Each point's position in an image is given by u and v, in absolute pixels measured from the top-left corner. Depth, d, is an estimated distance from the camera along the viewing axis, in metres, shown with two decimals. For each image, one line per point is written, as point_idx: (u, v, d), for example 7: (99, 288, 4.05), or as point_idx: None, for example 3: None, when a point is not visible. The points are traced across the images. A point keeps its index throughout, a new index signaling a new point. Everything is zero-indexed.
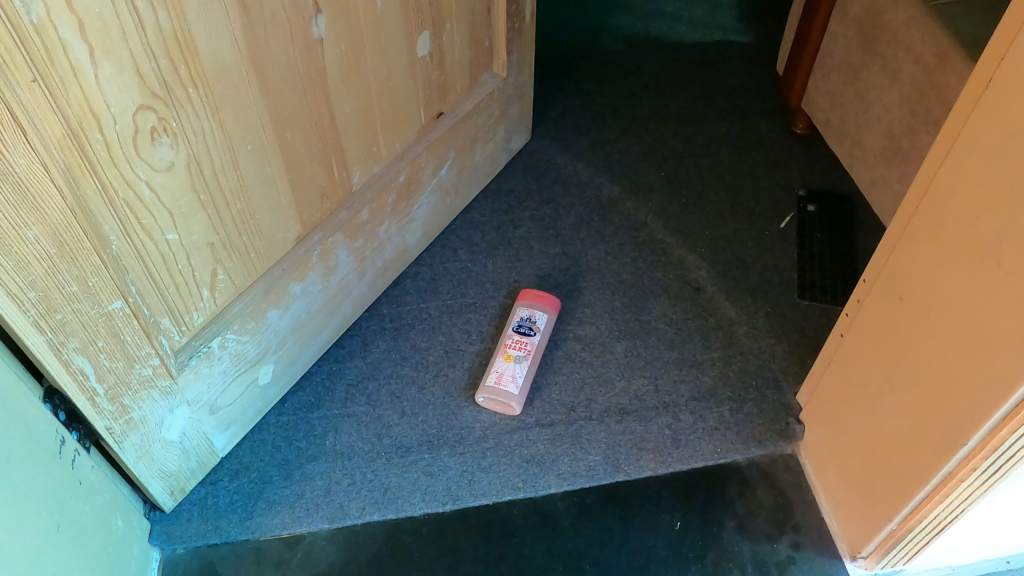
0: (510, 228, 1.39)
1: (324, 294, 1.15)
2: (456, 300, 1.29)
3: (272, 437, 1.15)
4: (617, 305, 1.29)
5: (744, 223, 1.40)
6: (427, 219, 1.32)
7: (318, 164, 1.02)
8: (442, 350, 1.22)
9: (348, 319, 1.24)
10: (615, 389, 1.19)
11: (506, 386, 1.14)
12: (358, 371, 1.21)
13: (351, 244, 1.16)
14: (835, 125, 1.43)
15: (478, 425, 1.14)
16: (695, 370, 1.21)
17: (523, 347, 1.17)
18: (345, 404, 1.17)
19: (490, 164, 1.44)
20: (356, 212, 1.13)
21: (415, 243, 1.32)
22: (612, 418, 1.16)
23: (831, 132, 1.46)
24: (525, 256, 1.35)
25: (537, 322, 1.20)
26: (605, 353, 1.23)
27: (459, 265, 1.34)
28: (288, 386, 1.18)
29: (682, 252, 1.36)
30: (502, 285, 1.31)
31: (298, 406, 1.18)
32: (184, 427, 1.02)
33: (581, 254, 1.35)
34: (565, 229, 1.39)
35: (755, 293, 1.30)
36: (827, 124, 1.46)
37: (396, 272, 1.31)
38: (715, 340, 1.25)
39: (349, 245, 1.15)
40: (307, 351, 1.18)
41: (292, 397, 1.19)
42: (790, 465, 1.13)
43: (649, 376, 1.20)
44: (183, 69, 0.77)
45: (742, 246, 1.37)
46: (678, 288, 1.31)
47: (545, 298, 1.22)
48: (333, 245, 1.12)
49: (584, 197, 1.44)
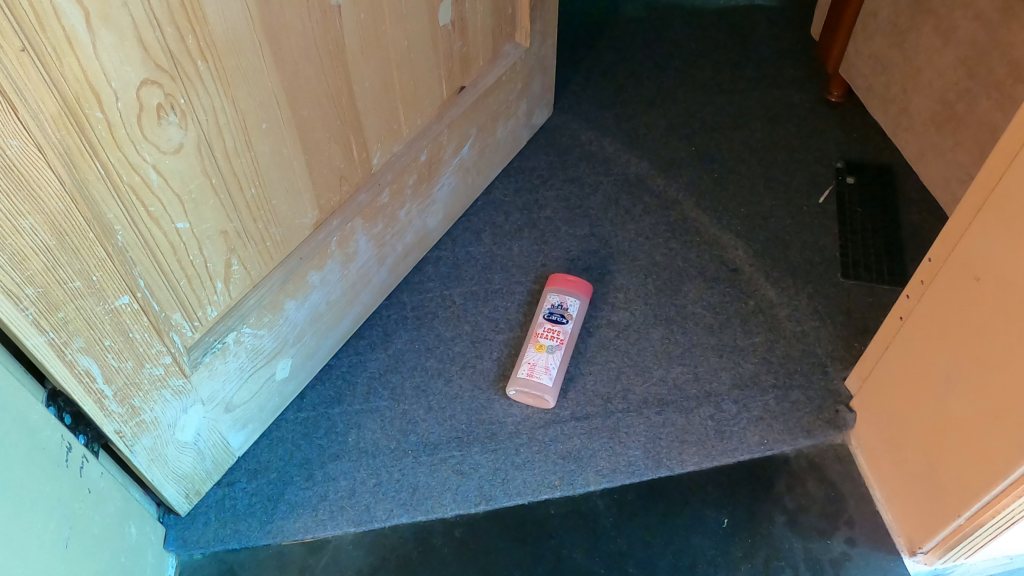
0: (534, 209, 1.31)
1: (344, 282, 1.08)
2: (481, 286, 1.21)
3: (291, 436, 1.08)
4: (651, 288, 1.21)
5: (781, 198, 1.32)
6: (449, 199, 1.24)
7: (336, 144, 0.95)
8: (467, 339, 1.15)
9: (368, 307, 1.17)
10: (652, 379, 1.12)
11: (539, 377, 1.06)
12: (380, 363, 1.14)
13: (372, 228, 1.09)
14: (879, 90, 1.35)
15: (509, 419, 1.07)
16: (737, 356, 1.15)
17: (555, 336, 1.10)
18: (367, 399, 1.11)
19: (512, 141, 1.35)
20: (376, 194, 1.06)
21: (437, 226, 1.24)
22: (651, 409, 1.09)
23: (874, 99, 1.38)
24: (552, 237, 1.27)
25: (569, 309, 1.12)
26: (640, 340, 1.15)
27: (482, 249, 1.26)
28: (307, 381, 1.12)
29: (716, 231, 1.28)
30: (528, 269, 1.23)
31: (317, 401, 1.11)
32: (198, 428, 0.95)
33: (611, 235, 1.28)
34: (592, 209, 1.31)
35: (796, 273, 1.23)
36: (869, 91, 1.38)
37: (417, 256, 1.23)
38: (756, 324, 1.18)
39: (369, 230, 1.08)
40: (326, 343, 1.11)
41: (311, 392, 1.12)
42: (841, 456, 1.07)
43: (689, 364, 1.13)
44: (191, 39, 0.70)
45: (779, 223, 1.29)
46: (713, 269, 1.24)
47: (576, 282, 1.15)
48: (354, 230, 1.05)
49: (611, 174, 1.36)
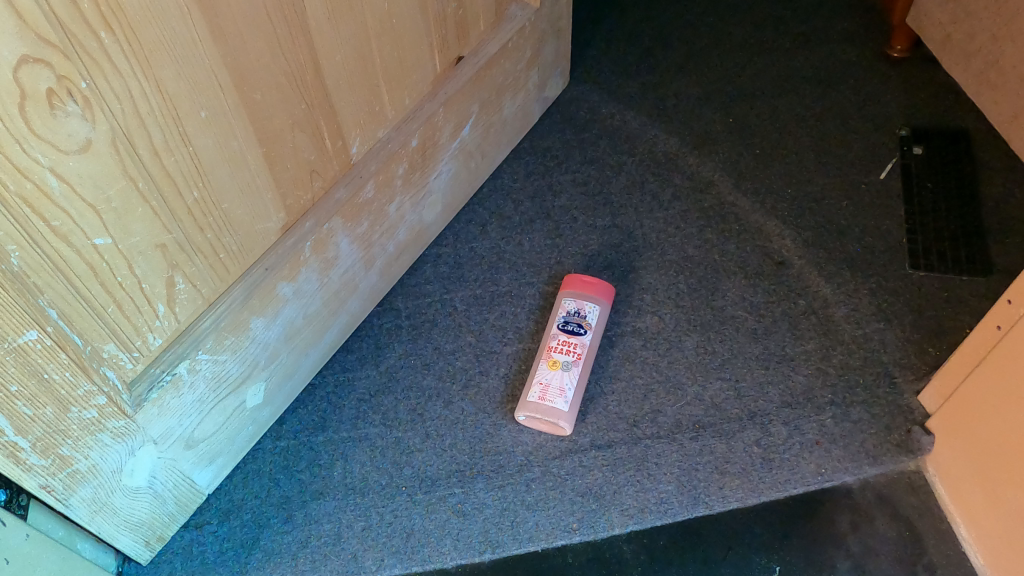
0: (547, 196, 1.12)
1: (324, 291, 0.93)
2: (487, 288, 1.04)
3: (268, 470, 0.94)
4: (684, 288, 1.03)
5: (835, 176, 1.13)
6: (448, 189, 1.07)
7: (302, 131, 0.79)
8: (471, 353, 0.99)
9: (357, 317, 1.01)
10: (686, 399, 0.95)
11: (553, 402, 0.90)
12: (370, 383, 0.98)
13: (356, 228, 0.93)
14: (959, 41, 1.15)
15: (519, 449, 0.92)
16: (785, 369, 0.97)
17: (571, 350, 0.93)
18: (355, 425, 0.96)
19: (522, 118, 1.16)
20: (356, 188, 0.90)
21: (436, 218, 1.07)
22: (685, 435, 0.93)
23: (954, 52, 1.18)
24: (568, 229, 1.08)
25: (587, 317, 0.95)
26: (672, 352, 0.98)
27: (487, 245, 1.08)
28: (287, 405, 0.97)
29: (759, 216, 1.09)
30: (541, 268, 1.05)
31: (297, 427, 0.96)
32: (153, 469, 0.81)
33: (636, 226, 1.08)
34: (614, 193, 1.11)
35: (854, 265, 1.05)
36: (948, 42, 1.18)
37: (414, 255, 1.06)
38: (807, 327, 1.00)
39: (351, 230, 0.92)
40: (308, 361, 0.96)
41: (291, 416, 0.97)
42: (916, 486, 0.90)
43: (729, 379, 0.97)
44: (89, 4, 0.53)
45: (833, 206, 1.10)
46: (756, 262, 1.05)
47: (596, 284, 0.98)
48: (332, 232, 0.89)
49: (635, 153, 1.15)
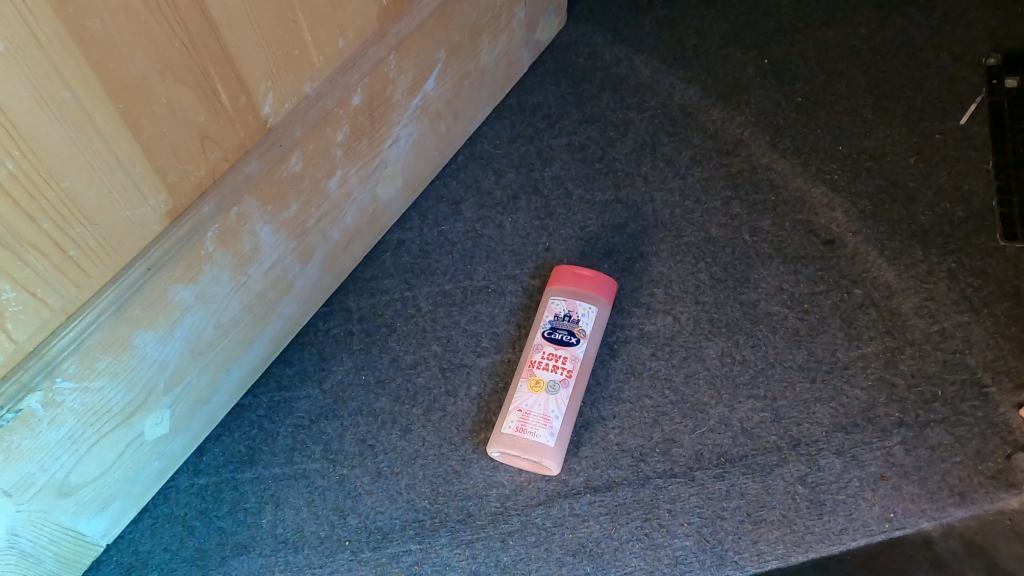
0: (536, 164, 0.90)
1: (242, 293, 0.72)
2: (458, 284, 0.83)
3: (182, 514, 0.75)
4: (705, 278, 0.81)
5: (901, 123, 0.88)
6: (410, 158, 0.85)
7: (177, 82, 0.56)
8: (435, 367, 0.79)
9: (293, 321, 0.80)
10: (707, 424, 0.74)
11: (535, 435, 0.70)
12: (312, 405, 0.79)
13: (281, 212, 0.72)
14: None
15: (493, 494, 0.72)
16: (837, 381, 0.76)
17: (559, 367, 0.72)
18: (291, 458, 0.76)
19: (505, 67, 0.92)
20: (274, 160, 0.68)
21: (397, 195, 0.86)
22: (707, 472, 0.72)
23: None
24: (560, 206, 0.86)
25: (580, 322, 0.74)
26: (690, 362, 0.77)
27: (460, 228, 0.87)
28: (205, 432, 0.77)
29: (801, 182, 0.85)
30: (526, 257, 0.84)
31: (219, 459, 0.77)
32: (11, 528, 0.62)
33: (645, 200, 0.85)
34: (618, 159, 0.88)
35: (926, 240, 0.81)
36: None
37: (368, 243, 0.85)
38: (866, 324, 0.78)
39: (275, 215, 0.71)
40: (230, 380, 0.77)
41: (212, 447, 0.78)
42: (1020, 529, 0.69)
43: (765, 397, 0.75)
44: None
45: (899, 162, 0.85)
46: (797, 241, 0.82)
47: (595, 279, 0.76)
48: (245, 218, 0.68)
49: (646, 107, 0.92)
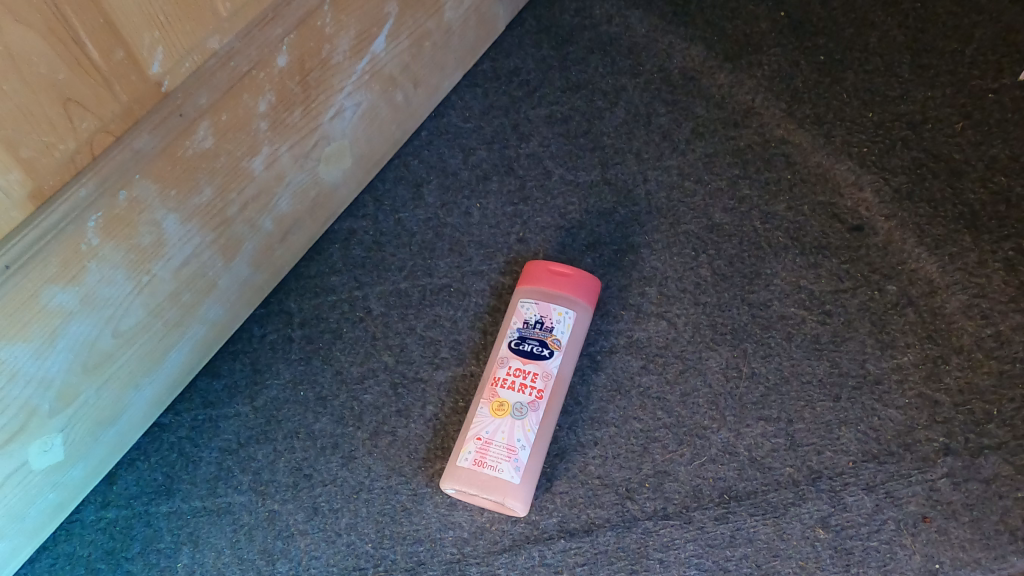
0: (510, 139, 0.75)
1: (146, 295, 0.59)
2: (416, 283, 0.70)
3: (86, 555, 0.63)
4: (706, 275, 0.67)
5: (950, 80, 0.71)
6: (361, 131, 0.69)
7: (16, 23, 0.42)
8: (386, 383, 0.67)
9: (217, 327, 0.67)
10: (707, 453, 0.62)
11: (496, 469, 0.58)
12: (240, 427, 0.66)
13: (191, 197, 0.58)
14: None
15: (449, 538, 0.62)
16: (867, 400, 0.63)
17: (527, 386, 0.60)
18: (213, 490, 0.65)
19: (475, 21, 0.75)
20: (174, 131, 0.53)
21: (345, 177, 0.71)
22: (707, 513, 0.61)
23: None
24: (538, 190, 0.73)
25: (554, 332, 0.61)
26: (690, 378, 0.64)
27: (420, 215, 0.73)
28: (114, 459, 0.65)
29: (823, 156, 0.70)
30: (495, 251, 0.71)
31: (131, 490, 0.65)
32: None
33: (636, 182, 0.71)
34: (607, 133, 0.74)
35: (976, 223, 0.67)
36: None
37: (311, 235, 0.71)
38: (901, 329, 0.64)
39: (182, 201, 0.57)
40: (141, 398, 0.64)
41: (123, 475, 0.65)
42: None
43: (778, 420, 0.63)
44: None
45: (946, 129, 0.70)
46: (818, 227, 0.68)
47: (573, 277, 0.62)
48: (140, 204, 0.54)
49: (640, 73, 0.75)
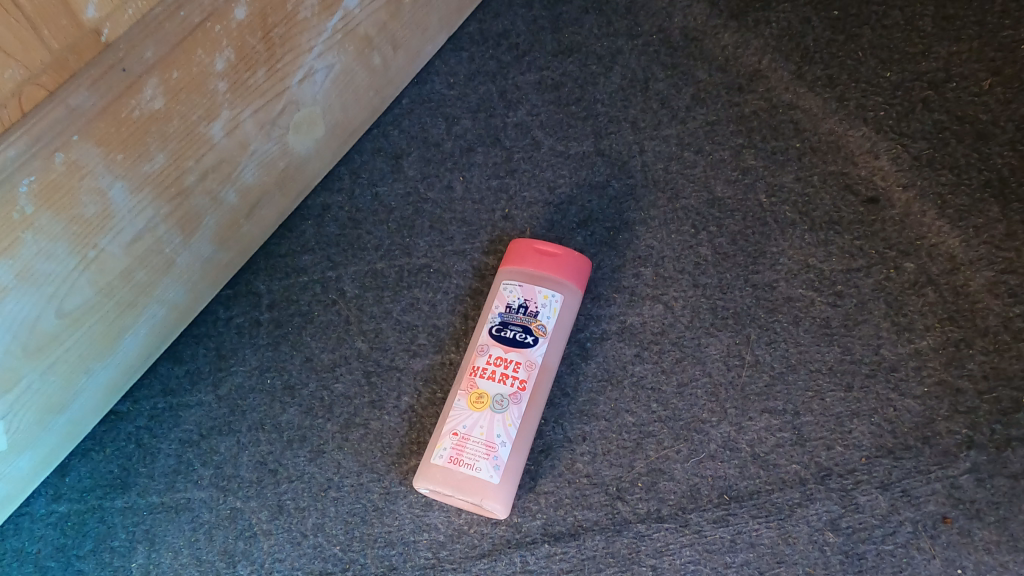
0: (497, 106, 0.69)
1: (93, 272, 0.52)
2: (393, 263, 0.65)
3: (35, 552, 0.59)
4: (706, 254, 0.62)
5: (976, 32, 0.64)
6: (335, 96, 0.62)
7: None
8: (358, 371, 0.62)
9: (176, 309, 0.61)
10: (706, 450, 0.57)
11: (474, 468, 0.53)
12: (202, 417, 0.62)
13: (141, 164, 0.50)
14: None
15: (423, 541, 0.58)
16: (883, 391, 0.57)
17: (509, 376, 0.55)
18: (172, 485, 0.60)
19: None
20: (116, 88, 0.45)
21: (318, 147, 0.64)
22: (705, 515, 0.56)
23: None
24: (525, 162, 0.67)
25: (539, 317, 0.56)
26: (688, 366, 0.59)
27: (399, 190, 0.67)
28: (63, 448, 0.59)
29: (836, 122, 0.64)
30: (477, 229, 0.65)
31: (84, 483, 0.60)
32: None
33: (632, 154, 0.66)
34: (601, 100, 0.67)
35: (1004, 191, 0.61)
36: None
37: (280, 210, 0.65)
38: (919, 310, 0.59)
39: (131, 168, 0.49)
40: (94, 385, 0.58)
41: (76, 466, 0.61)
42: None
43: (784, 412, 0.57)
44: None
45: (971, 89, 0.63)
46: (829, 201, 0.62)
47: (560, 256, 0.57)
48: (81, 168, 0.46)
49: (638, 33, 0.69)
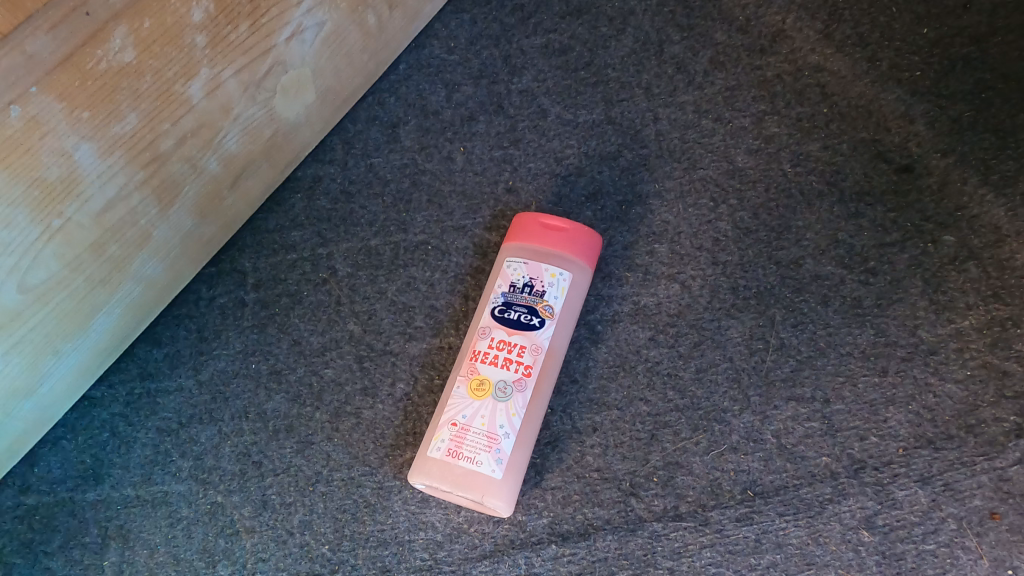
0: (500, 71, 0.63)
1: (59, 243, 0.47)
2: (388, 240, 0.60)
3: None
4: (726, 229, 0.57)
5: None
6: (326, 58, 0.57)
7: None
8: (350, 356, 0.57)
9: (153, 287, 0.56)
10: (727, 442, 0.52)
11: (474, 462, 0.49)
12: (181, 404, 0.57)
13: (111, 125, 0.45)
14: None
15: (419, 541, 0.53)
16: (921, 377, 0.53)
17: (513, 361, 0.50)
18: (148, 477, 0.56)
19: None
20: (78, 35, 0.41)
21: (308, 114, 0.59)
22: (727, 513, 0.51)
23: None
24: (531, 131, 0.62)
25: (546, 298, 0.51)
26: (708, 351, 0.54)
27: (395, 161, 0.62)
28: (31, 434, 0.55)
29: (866, 85, 0.59)
30: (479, 202, 0.60)
31: (55, 474, 0.56)
32: None
33: (646, 122, 0.61)
34: (612, 65, 0.62)
35: None
36: None
37: (266, 182, 0.60)
38: (961, 287, 0.54)
39: (100, 128, 0.45)
40: (63, 368, 0.53)
41: (45, 456, 0.56)
42: None
43: (812, 400, 0.53)
44: None
45: (1016, 45, 0.58)
46: (860, 170, 0.57)
47: (569, 231, 0.52)
48: (41, 125, 0.42)
49: None
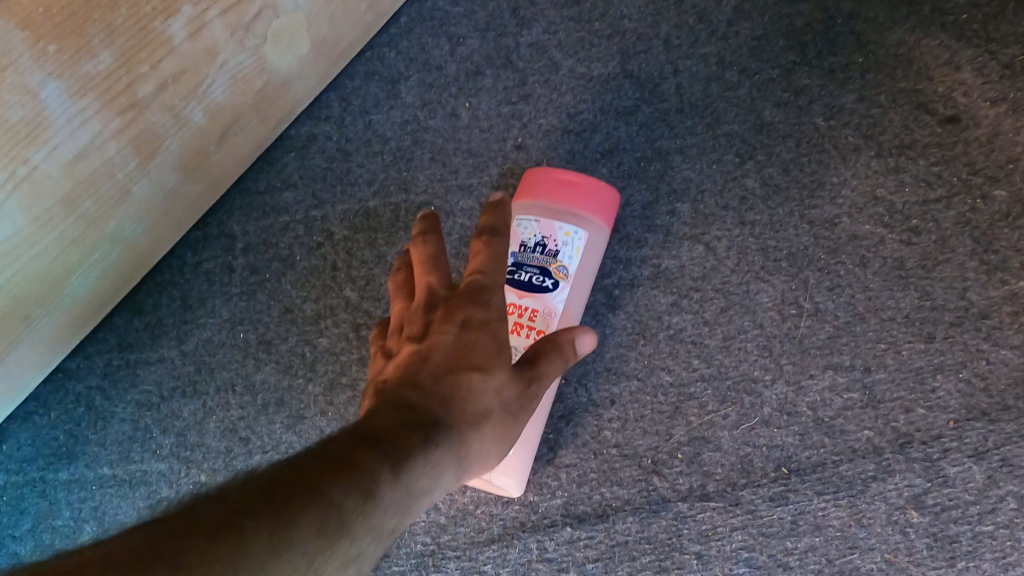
0: (506, 22, 0.57)
1: (23, 194, 0.41)
2: (389, 203, 0.56)
3: None
4: (754, 186, 0.52)
5: None
6: (323, 5, 0.51)
7: None
8: (347, 324, 0.54)
9: (131, 248, 0.52)
10: (758, 415, 0.49)
11: None
12: (165, 376, 0.54)
13: (81, 62, 0.40)
14: None
15: (422, 525, 0.51)
16: (972, 343, 0.48)
17: (524, 327, 0.47)
18: (123, 456, 0.53)
19: None
20: None
21: (302, 67, 0.53)
22: (759, 492, 0.48)
23: None
24: (541, 85, 0.56)
25: (559, 258, 0.47)
26: (739, 317, 0.50)
27: (396, 118, 0.57)
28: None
29: (905, 32, 0.52)
30: (485, 162, 0.56)
31: (26, 450, 0.54)
32: None
33: (667, 74, 0.54)
34: (628, 16, 0.55)
35: None
36: None
37: (255, 139, 0.55)
38: (1015, 246, 0.49)
39: (68, 66, 0.39)
40: (31, 334, 0.49)
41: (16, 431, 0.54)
42: None
43: (851, 369, 0.49)
44: None
45: None
46: (907, 124, 0.52)
47: (583, 186, 0.47)
48: None
49: None
